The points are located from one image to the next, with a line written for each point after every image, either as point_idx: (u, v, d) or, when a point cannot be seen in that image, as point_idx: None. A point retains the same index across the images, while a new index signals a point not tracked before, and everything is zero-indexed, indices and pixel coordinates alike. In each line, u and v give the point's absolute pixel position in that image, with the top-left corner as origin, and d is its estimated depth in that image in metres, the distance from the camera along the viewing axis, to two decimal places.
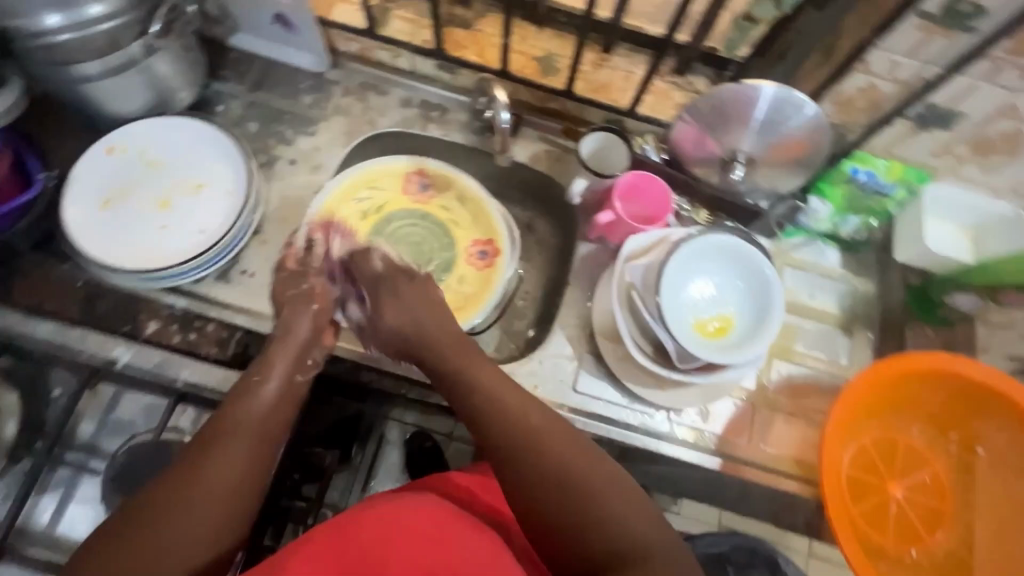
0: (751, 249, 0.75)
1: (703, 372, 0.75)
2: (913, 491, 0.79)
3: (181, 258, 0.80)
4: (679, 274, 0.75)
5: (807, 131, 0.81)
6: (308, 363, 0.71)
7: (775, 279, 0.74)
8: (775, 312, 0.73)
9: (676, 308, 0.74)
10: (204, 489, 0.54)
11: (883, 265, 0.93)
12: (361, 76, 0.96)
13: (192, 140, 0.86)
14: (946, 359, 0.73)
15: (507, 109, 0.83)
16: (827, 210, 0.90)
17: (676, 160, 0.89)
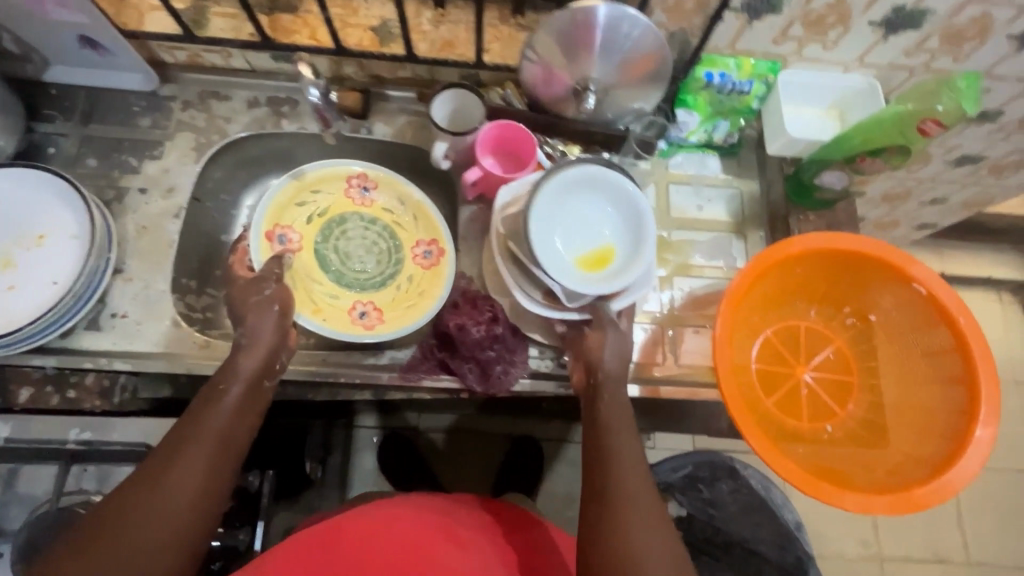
0: (620, 176, 0.74)
1: (595, 306, 0.76)
2: (821, 371, 0.82)
3: (37, 314, 0.75)
4: (554, 214, 0.74)
5: (645, 43, 0.79)
6: (276, 367, 0.71)
7: (646, 203, 0.74)
8: (649, 233, 0.73)
9: (552, 250, 0.73)
10: (166, 502, 0.57)
11: (761, 163, 0.95)
12: (198, 84, 0.91)
13: (22, 190, 0.80)
14: (827, 239, 0.73)
15: (316, 86, 0.80)
16: (695, 120, 0.90)
17: (537, 103, 0.88)
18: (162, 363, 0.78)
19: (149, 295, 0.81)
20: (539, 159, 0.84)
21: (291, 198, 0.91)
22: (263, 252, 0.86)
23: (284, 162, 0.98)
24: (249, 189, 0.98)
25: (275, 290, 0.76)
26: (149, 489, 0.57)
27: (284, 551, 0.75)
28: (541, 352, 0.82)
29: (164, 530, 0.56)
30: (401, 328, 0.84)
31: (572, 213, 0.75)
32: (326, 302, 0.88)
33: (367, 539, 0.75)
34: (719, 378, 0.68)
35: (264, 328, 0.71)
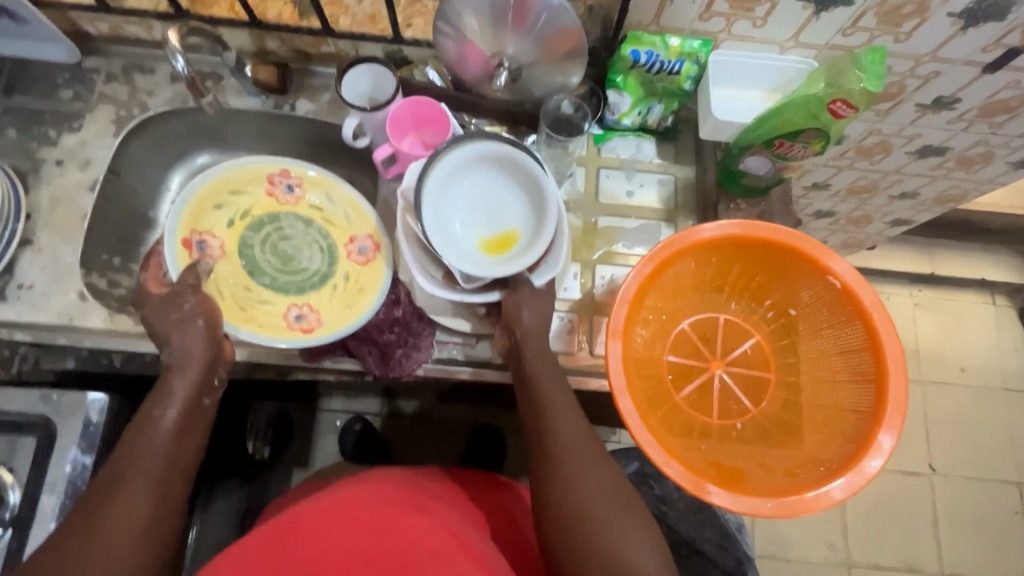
0: (522, 154, 0.72)
1: (490, 290, 0.73)
2: (738, 367, 0.79)
3: None
4: (453, 190, 0.73)
5: (554, 19, 0.76)
6: (214, 382, 0.71)
7: (548, 183, 0.71)
8: (550, 214, 0.70)
9: (449, 227, 0.71)
10: (116, 542, 0.55)
11: (698, 149, 0.91)
12: (122, 58, 0.91)
13: None
14: (737, 228, 0.70)
15: (179, 53, 0.76)
16: (627, 102, 0.86)
17: (460, 82, 0.85)
18: (65, 335, 0.78)
19: (57, 268, 0.80)
20: (455, 131, 0.82)
21: (207, 202, 0.86)
22: (180, 260, 0.81)
23: (213, 138, 0.97)
24: (177, 165, 0.98)
25: (197, 304, 0.72)
26: (92, 531, 0.55)
27: (244, 551, 0.66)
28: (449, 336, 0.79)
29: (124, 563, 0.55)
30: (341, 329, 0.79)
31: (474, 192, 0.74)
32: (259, 310, 0.82)
33: (339, 527, 0.66)
34: (609, 370, 0.66)
35: (193, 345, 0.69)
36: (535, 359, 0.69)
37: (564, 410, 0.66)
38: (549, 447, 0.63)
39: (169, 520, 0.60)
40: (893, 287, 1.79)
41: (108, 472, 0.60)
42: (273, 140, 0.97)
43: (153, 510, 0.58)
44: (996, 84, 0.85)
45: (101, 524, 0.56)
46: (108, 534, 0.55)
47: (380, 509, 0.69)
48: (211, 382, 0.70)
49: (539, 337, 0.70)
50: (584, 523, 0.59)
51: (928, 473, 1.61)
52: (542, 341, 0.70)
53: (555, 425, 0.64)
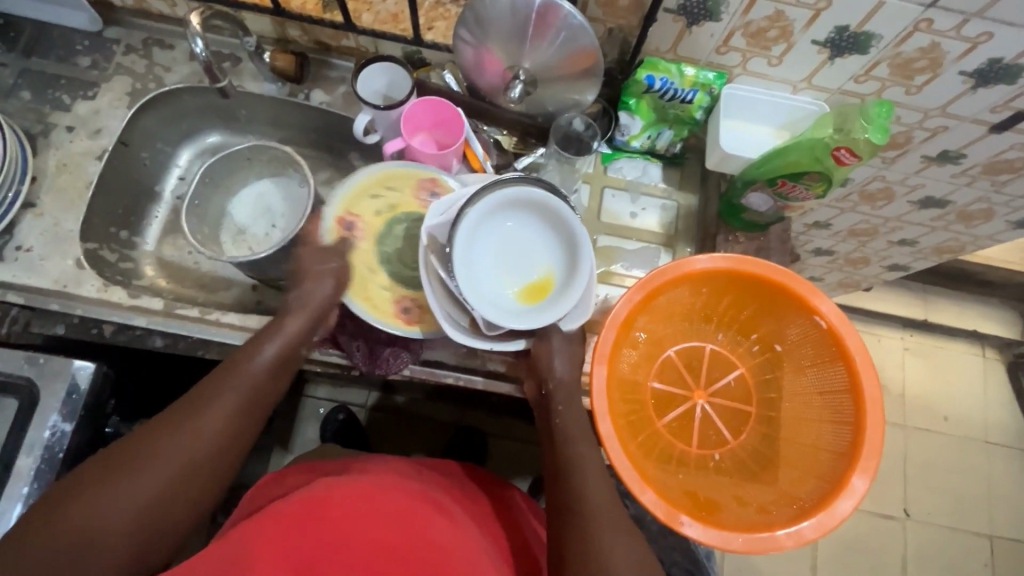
0: (561, 204, 0.71)
1: (512, 339, 0.73)
2: (721, 397, 0.80)
3: None
4: (480, 234, 0.72)
5: (575, 40, 0.76)
6: (311, 335, 0.73)
7: (584, 237, 0.71)
8: (584, 268, 0.70)
9: (475, 272, 0.70)
10: (186, 457, 0.59)
11: (703, 178, 0.92)
12: (143, 31, 0.91)
13: None
14: (729, 261, 0.71)
15: (200, 37, 0.78)
16: (638, 124, 0.87)
17: (475, 89, 0.87)
18: (58, 301, 0.78)
19: (57, 233, 0.81)
20: (466, 138, 0.82)
21: (366, 187, 0.81)
22: (331, 235, 0.79)
23: (227, 118, 0.98)
24: (187, 143, 0.98)
25: (341, 267, 0.76)
26: (172, 438, 0.59)
27: (261, 526, 0.62)
28: (437, 339, 0.80)
29: (175, 475, 0.58)
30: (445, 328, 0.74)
31: (503, 234, 0.73)
32: (377, 293, 0.78)
33: (366, 519, 0.63)
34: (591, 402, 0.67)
35: (317, 295, 0.74)
36: (563, 405, 0.71)
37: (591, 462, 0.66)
38: (576, 498, 0.63)
39: (232, 455, 0.63)
40: (886, 330, 1.80)
41: (200, 389, 0.63)
42: (285, 126, 0.98)
43: (224, 442, 0.62)
44: (1001, 144, 0.85)
45: (184, 433, 0.60)
46: (184, 446, 0.59)
47: (405, 503, 0.67)
48: (312, 335, 0.73)
49: (571, 383, 0.72)
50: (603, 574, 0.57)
51: (902, 517, 1.62)
52: (570, 386, 0.72)
53: (582, 478, 0.64)
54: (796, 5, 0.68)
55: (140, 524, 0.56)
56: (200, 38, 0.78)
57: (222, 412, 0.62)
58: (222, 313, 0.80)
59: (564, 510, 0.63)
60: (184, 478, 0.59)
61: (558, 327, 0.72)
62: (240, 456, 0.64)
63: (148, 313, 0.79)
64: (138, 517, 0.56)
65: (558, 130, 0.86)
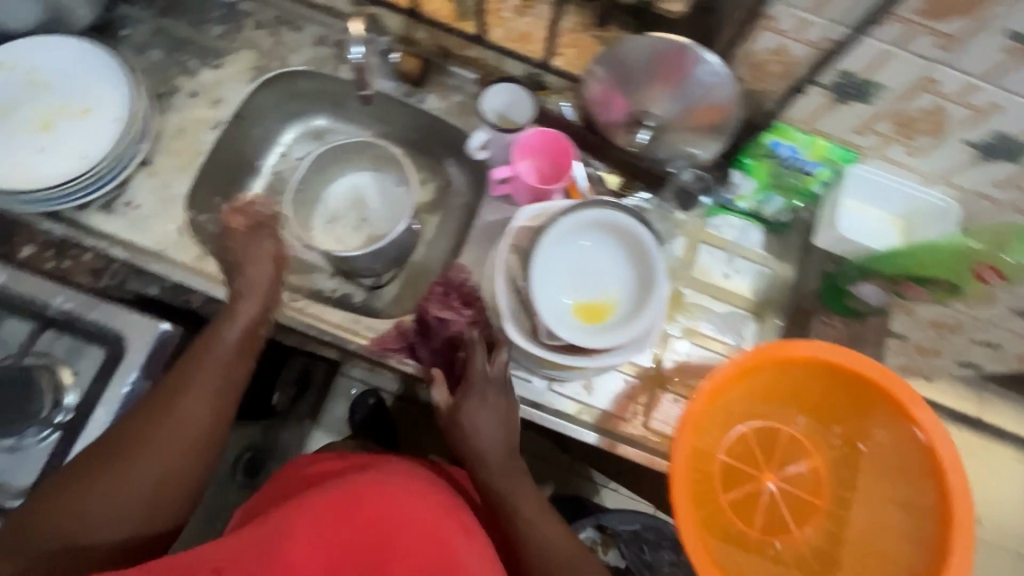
0: (648, 236, 0.69)
1: (568, 354, 0.71)
2: (789, 483, 0.77)
3: (57, 181, 0.77)
4: (566, 245, 0.70)
5: (715, 94, 0.75)
6: (266, 318, 0.73)
7: (660, 274, 0.68)
8: (650, 304, 0.67)
9: (549, 281, 0.70)
10: (165, 445, 0.62)
11: (804, 251, 0.89)
12: (275, 9, 0.92)
13: (77, 60, 0.81)
14: (825, 349, 0.69)
15: (361, 44, 0.75)
16: (749, 186, 0.86)
17: (591, 122, 0.83)
18: (157, 262, 0.80)
19: (166, 195, 0.83)
20: (574, 178, 0.80)
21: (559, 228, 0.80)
22: None
23: (335, 105, 0.98)
24: (293, 121, 0.98)
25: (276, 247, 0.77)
26: (147, 428, 0.62)
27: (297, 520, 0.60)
28: (512, 368, 0.80)
29: (150, 468, 0.61)
30: (533, 343, 0.71)
31: (586, 252, 0.71)
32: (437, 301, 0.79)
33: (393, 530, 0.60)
34: (671, 481, 0.65)
35: (261, 280, 0.73)
36: (508, 475, 0.68)
37: (528, 499, 0.67)
38: (541, 561, 0.63)
39: (214, 438, 0.66)
40: None
41: (172, 374, 0.65)
42: (389, 122, 0.99)
43: (199, 427, 0.64)
44: None
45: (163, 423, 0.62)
46: (162, 436, 0.62)
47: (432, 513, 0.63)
48: (265, 317, 0.73)
49: (502, 460, 0.69)
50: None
51: None
52: (488, 457, 0.68)
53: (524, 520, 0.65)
54: (960, 103, 0.64)
55: (132, 514, 0.60)
56: (359, 44, 0.75)
57: (194, 396, 0.64)
58: (308, 304, 0.83)
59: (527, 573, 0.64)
60: (162, 465, 0.61)
61: (603, 357, 0.69)
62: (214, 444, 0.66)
63: None
64: (127, 508, 0.60)
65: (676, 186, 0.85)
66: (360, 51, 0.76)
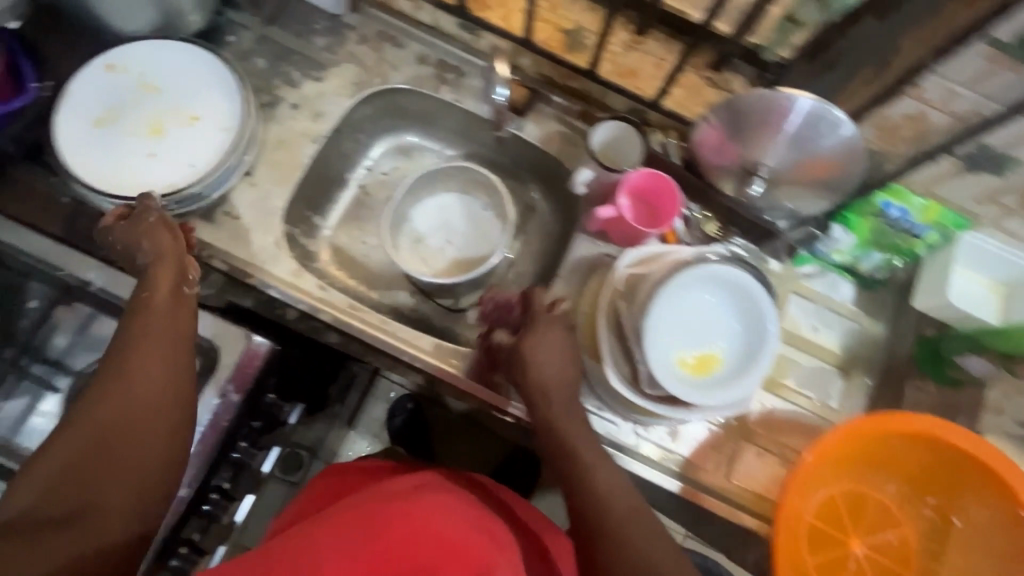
0: (772, 319, 0.67)
1: (667, 403, 0.70)
2: (875, 550, 0.76)
3: (168, 188, 0.78)
4: (677, 298, 0.68)
5: (837, 153, 0.73)
6: (189, 280, 0.70)
7: (770, 355, 0.67)
8: (754, 372, 0.67)
9: (658, 334, 0.67)
10: (129, 403, 0.59)
11: (897, 310, 0.87)
12: (378, 24, 0.92)
13: (189, 65, 0.82)
14: (934, 424, 0.67)
15: (505, 85, 0.82)
16: (849, 242, 0.83)
17: (694, 164, 0.83)
18: (254, 274, 0.80)
19: (265, 208, 0.83)
20: (674, 226, 0.80)
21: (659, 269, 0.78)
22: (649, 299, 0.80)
23: (427, 123, 0.98)
24: (384, 136, 0.98)
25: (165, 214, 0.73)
26: (109, 390, 0.60)
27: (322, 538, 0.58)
28: (600, 410, 0.79)
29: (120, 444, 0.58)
30: (633, 391, 0.71)
31: (697, 306, 0.69)
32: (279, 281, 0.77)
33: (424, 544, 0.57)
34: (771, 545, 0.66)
35: (164, 243, 0.70)
36: (561, 413, 0.66)
37: (585, 444, 0.64)
38: (600, 517, 0.59)
39: (176, 389, 0.62)
40: None
41: (119, 352, 0.63)
42: (478, 144, 0.98)
43: (159, 381, 0.61)
44: None
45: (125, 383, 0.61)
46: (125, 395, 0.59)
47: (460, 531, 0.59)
48: (186, 279, 0.70)
49: (561, 390, 0.67)
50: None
51: None
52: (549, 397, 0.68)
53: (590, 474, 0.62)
54: None
55: (115, 476, 0.57)
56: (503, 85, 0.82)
57: (151, 350, 0.62)
58: (398, 327, 0.81)
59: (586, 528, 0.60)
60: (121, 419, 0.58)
61: (702, 410, 0.69)
62: (176, 408, 0.62)
63: (332, 309, 0.80)
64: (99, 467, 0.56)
65: (779, 240, 0.84)
66: (502, 91, 0.83)
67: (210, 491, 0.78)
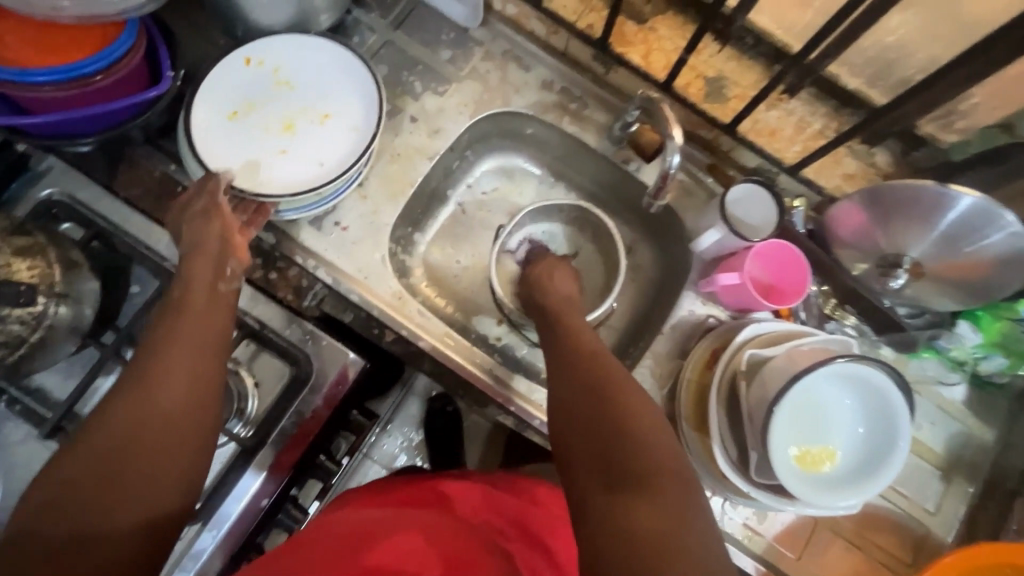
0: (905, 432, 0.63)
1: (772, 493, 0.67)
2: None
3: (294, 187, 0.76)
4: (803, 390, 0.65)
5: (995, 257, 0.68)
6: (227, 274, 0.65)
7: (894, 470, 0.63)
8: (876, 482, 0.63)
9: (779, 426, 0.64)
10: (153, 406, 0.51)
11: (1011, 419, 0.83)
12: (506, 41, 0.88)
13: (324, 61, 0.80)
14: None
15: (679, 153, 0.68)
16: (976, 340, 0.78)
17: (821, 236, 0.79)
18: (358, 291, 0.79)
19: (374, 222, 0.81)
20: (793, 305, 0.77)
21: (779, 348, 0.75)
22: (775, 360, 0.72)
23: (537, 149, 0.94)
24: (491, 154, 0.95)
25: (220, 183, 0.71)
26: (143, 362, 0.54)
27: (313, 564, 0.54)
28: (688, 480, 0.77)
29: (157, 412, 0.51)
30: (739, 475, 0.68)
31: (821, 400, 0.66)
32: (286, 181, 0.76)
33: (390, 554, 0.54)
34: None
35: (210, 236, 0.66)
36: (596, 349, 0.63)
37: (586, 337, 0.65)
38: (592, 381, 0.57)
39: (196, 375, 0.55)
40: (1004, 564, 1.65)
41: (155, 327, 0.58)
42: (585, 176, 0.94)
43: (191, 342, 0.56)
44: None
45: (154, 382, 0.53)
46: (149, 396, 0.51)
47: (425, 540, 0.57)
48: (223, 273, 0.65)
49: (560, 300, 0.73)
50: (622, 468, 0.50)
51: None
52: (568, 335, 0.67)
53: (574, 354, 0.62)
54: None
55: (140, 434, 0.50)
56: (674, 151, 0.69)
57: (183, 344, 0.56)
58: (495, 364, 0.79)
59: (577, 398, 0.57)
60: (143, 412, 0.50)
61: (811, 510, 0.65)
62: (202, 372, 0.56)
63: (431, 337, 0.79)
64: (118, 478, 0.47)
65: (905, 334, 0.80)
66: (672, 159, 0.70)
67: (285, 500, 0.78)
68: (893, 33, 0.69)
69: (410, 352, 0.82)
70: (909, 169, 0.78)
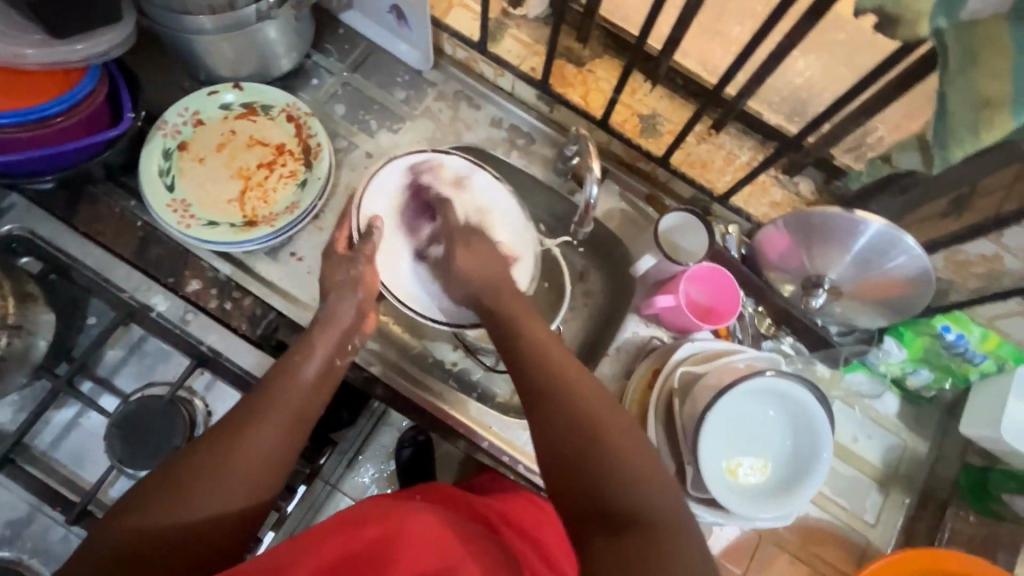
0: (827, 443, 0.67)
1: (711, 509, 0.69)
2: None
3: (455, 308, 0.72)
4: (731, 409, 0.69)
5: (905, 277, 0.73)
6: (344, 350, 0.68)
7: (819, 481, 0.66)
8: (801, 495, 0.66)
9: (710, 444, 0.67)
10: (214, 499, 0.52)
11: (941, 431, 0.87)
12: (458, 83, 0.94)
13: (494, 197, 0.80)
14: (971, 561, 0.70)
15: (598, 184, 0.73)
16: (901, 355, 0.82)
17: (753, 259, 0.83)
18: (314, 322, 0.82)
19: None
20: (729, 323, 0.81)
21: None
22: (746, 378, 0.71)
23: None
24: None
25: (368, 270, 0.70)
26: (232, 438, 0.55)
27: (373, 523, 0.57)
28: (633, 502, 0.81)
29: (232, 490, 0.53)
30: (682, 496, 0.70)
31: (750, 419, 0.70)
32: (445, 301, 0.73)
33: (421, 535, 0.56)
34: None
35: (343, 309, 0.68)
36: (548, 341, 0.59)
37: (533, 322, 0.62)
38: (543, 363, 0.56)
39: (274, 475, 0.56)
40: None
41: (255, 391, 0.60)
42: None
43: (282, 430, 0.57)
44: None
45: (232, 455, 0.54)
46: (221, 472, 0.53)
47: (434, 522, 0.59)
48: (342, 349, 0.67)
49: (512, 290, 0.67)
50: (616, 495, 0.47)
51: None
52: (534, 326, 0.61)
53: (530, 333, 0.60)
54: None
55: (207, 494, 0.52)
56: (595, 183, 0.73)
57: (266, 427, 0.57)
58: (445, 389, 0.83)
59: (535, 387, 0.55)
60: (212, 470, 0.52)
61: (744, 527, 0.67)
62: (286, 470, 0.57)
63: (383, 362, 0.84)
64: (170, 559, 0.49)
65: (834, 350, 0.84)
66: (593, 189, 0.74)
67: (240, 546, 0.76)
68: (801, 74, 0.79)
69: (363, 378, 0.84)
70: (830, 196, 0.83)
